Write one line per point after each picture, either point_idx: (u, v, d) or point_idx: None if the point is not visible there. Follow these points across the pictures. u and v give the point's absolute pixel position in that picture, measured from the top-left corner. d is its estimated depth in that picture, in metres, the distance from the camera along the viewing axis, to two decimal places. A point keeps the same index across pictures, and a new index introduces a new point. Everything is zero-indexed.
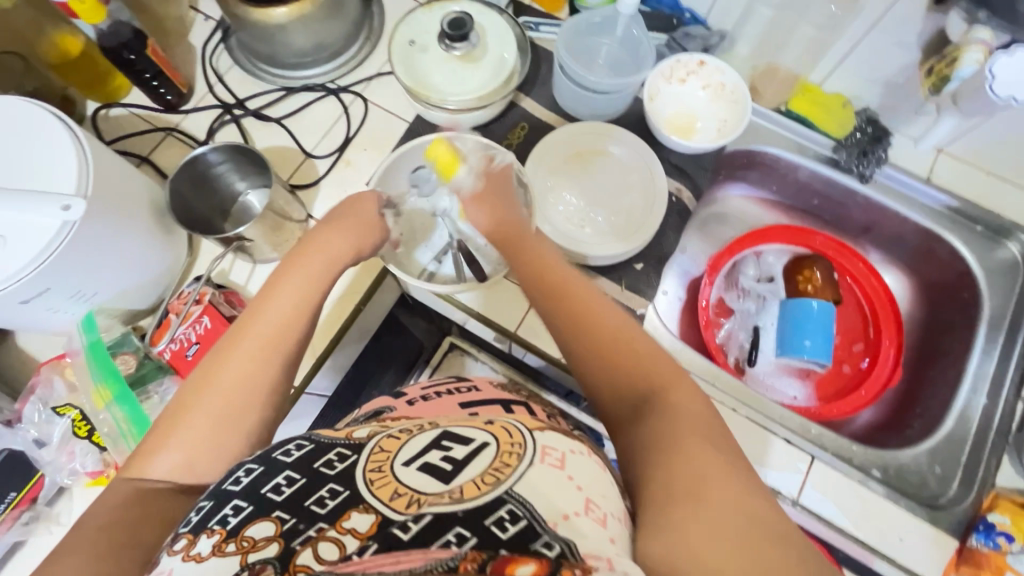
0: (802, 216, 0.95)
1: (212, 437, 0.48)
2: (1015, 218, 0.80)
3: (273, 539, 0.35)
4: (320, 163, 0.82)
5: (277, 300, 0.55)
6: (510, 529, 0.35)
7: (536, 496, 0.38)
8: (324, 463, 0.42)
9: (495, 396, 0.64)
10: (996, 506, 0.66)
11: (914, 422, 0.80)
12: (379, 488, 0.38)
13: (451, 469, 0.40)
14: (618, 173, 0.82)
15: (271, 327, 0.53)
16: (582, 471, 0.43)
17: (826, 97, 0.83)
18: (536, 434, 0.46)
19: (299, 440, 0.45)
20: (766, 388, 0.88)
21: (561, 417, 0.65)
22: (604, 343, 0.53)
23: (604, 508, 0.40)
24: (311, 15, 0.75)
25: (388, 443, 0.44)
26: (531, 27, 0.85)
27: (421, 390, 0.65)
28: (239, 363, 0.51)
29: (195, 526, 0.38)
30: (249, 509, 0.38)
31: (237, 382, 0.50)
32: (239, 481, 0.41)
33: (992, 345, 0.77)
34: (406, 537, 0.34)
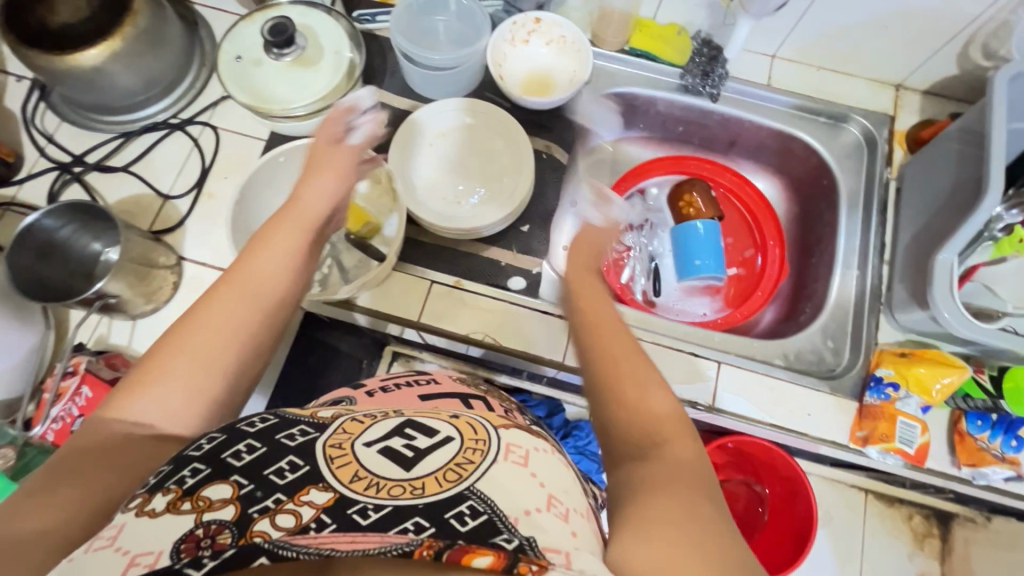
0: (673, 144, 0.99)
1: (192, 378, 0.45)
2: (849, 102, 0.87)
3: (230, 501, 0.36)
4: (181, 203, 0.79)
5: (267, 255, 0.52)
6: (469, 522, 0.35)
7: (502, 488, 0.39)
8: (287, 436, 0.41)
9: (453, 389, 0.64)
10: (882, 361, 0.72)
11: (806, 307, 0.85)
12: (340, 467, 0.39)
13: (412, 456, 0.41)
14: (480, 142, 0.82)
15: (262, 275, 0.51)
16: (543, 467, 0.45)
17: (661, 30, 0.88)
18: (500, 432, 0.47)
19: (264, 415, 0.45)
20: (677, 313, 0.92)
21: (516, 409, 0.65)
22: (628, 387, 0.46)
23: (567, 503, 0.42)
24: (125, 52, 0.72)
25: (350, 426, 0.44)
26: (366, 19, 0.84)
27: (381, 381, 0.65)
28: (226, 308, 0.48)
29: (153, 486, 0.38)
30: (207, 471, 0.38)
31: (224, 325, 0.48)
32: (202, 447, 0.40)
33: (855, 220, 0.83)
34: (365, 521, 0.35)
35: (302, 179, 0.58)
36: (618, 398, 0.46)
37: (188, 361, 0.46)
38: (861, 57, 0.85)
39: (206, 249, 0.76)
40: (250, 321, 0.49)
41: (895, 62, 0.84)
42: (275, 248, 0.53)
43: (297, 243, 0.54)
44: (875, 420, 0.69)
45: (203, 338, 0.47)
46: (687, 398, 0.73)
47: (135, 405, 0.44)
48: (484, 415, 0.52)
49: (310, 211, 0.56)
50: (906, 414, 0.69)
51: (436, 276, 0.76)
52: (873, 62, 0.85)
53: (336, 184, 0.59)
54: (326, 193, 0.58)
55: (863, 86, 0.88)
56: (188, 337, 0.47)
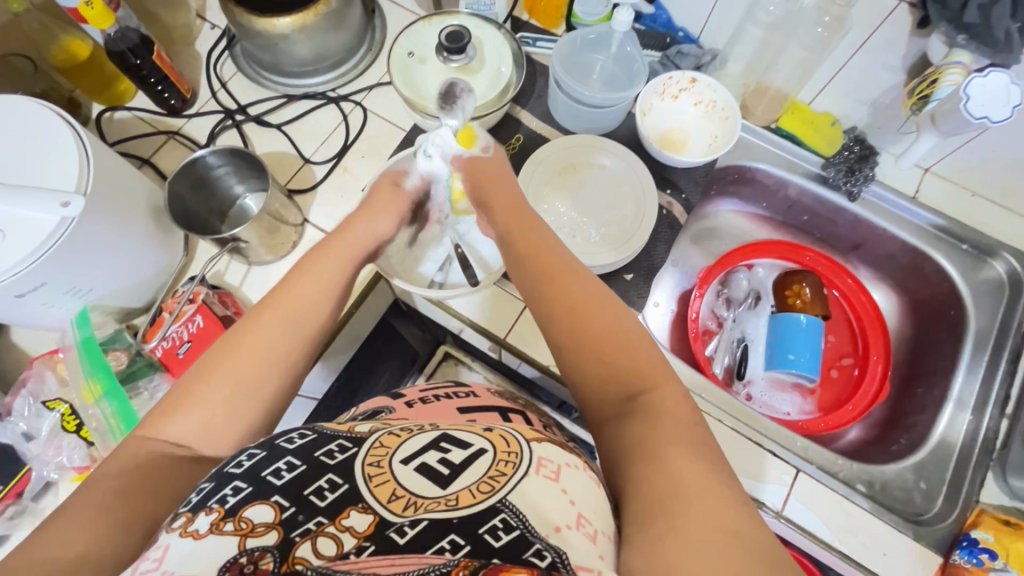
0: (793, 231, 0.96)
1: (222, 408, 0.47)
2: (1000, 238, 0.81)
3: (272, 525, 0.36)
4: (318, 169, 0.84)
5: (303, 282, 0.56)
6: (502, 538, 0.36)
7: (531, 504, 0.39)
8: (325, 453, 0.42)
9: (492, 403, 0.63)
10: (980, 523, 0.67)
11: (900, 438, 0.80)
12: (377, 487, 0.39)
13: (448, 473, 0.41)
14: (611, 186, 0.83)
15: (298, 306, 0.54)
16: (575, 484, 0.43)
17: (814, 117, 0.85)
18: (533, 443, 0.46)
19: (302, 430, 0.45)
20: (760, 404, 0.89)
21: (555, 426, 0.65)
22: (618, 365, 0.50)
23: (597, 524, 0.40)
24: (313, 26, 0.78)
25: (387, 439, 0.44)
26: (529, 43, 0.87)
27: (419, 393, 0.66)
28: (264, 340, 0.51)
29: (195, 505, 0.38)
30: (247, 491, 0.39)
31: (262, 355, 0.50)
32: (241, 464, 0.41)
33: (977, 363, 0.77)
34: (402, 541, 0.36)
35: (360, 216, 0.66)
36: (603, 372, 0.50)
37: (225, 386, 0.48)
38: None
39: (327, 216, 0.80)
40: (286, 356, 0.51)
41: None
42: (324, 267, 0.58)
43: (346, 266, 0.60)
44: None
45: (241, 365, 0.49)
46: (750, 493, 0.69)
47: (172, 424, 0.46)
48: (518, 429, 0.50)
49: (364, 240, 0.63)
50: None
51: None
52: None
53: (376, 217, 0.66)
54: (369, 227, 0.65)
55: (1019, 224, 0.82)
56: (238, 351, 0.50)
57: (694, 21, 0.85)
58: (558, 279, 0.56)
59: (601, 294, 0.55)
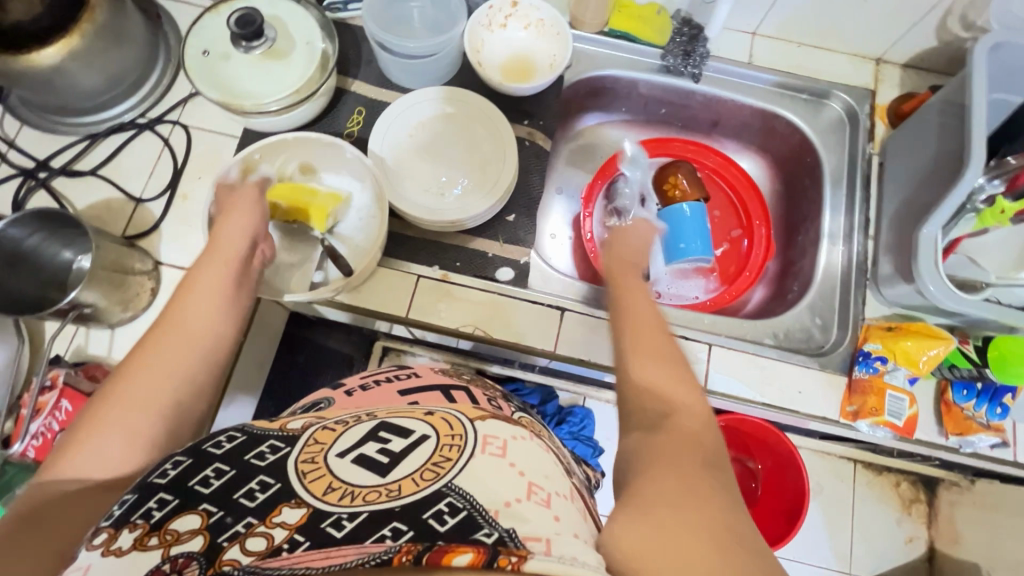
0: (657, 126, 0.98)
1: (131, 431, 0.45)
2: (830, 78, 0.87)
3: (198, 531, 0.34)
4: (154, 205, 0.76)
5: (197, 296, 0.53)
6: (448, 520, 0.34)
7: (480, 481, 0.38)
8: (256, 454, 0.39)
9: (433, 381, 0.62)
10: (869, 336, 0.74)
11: (793, 285, 0.86)
12: (312, 481, 0.37)
13: (388, 461, 0.40)
14: (466, 133, 0.81)
15: (194, 328, 0.51)
16: (521, 455, 0.44)
17: (640, 10, 0.86)
18: (477, 423, 0.46)
19: (232, 432, 0.42)
20: (672, 297, 0.91)
21: (502, 398, 0.63)
22: (658, 349, 0.50)
23: (547, 489, 0.41)
24: (85, 49, 0.69)
25: (322, 435, 0.42)
26: (337, 8, 0.82)
27: (359, 380, 0.62)
28: (161, 363, 0.48)
29: (116, 520, 0.35)
30: (173, 503, 0.36)
31: (164, 368, 0.48)
32: (165, 473, 0.38)
33: (839, 199, 0.83)
34: (340, 534, 0.33)
35: (221, 221, 0.61)
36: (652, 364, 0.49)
37: (128, 410, 0.45)
38: (842, 30, 0.84)
39: (182, 252, 0.73)
40: (187, 374, 0.48)
41: (880, 34, 0.83)
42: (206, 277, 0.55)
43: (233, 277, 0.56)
44: (864, 395, 0.70)
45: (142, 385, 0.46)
46: None
47: (71, 467, 0.43)
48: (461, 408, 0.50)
49: (238, 246, 0.58)
50: (894, 387, 0.70)
51: (421, 270, 0.74)
52: (855, 35, 0.84)
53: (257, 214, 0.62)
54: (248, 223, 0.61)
55: (842, 61, 0.87)
56: (132, 378, 0.47)
57: None
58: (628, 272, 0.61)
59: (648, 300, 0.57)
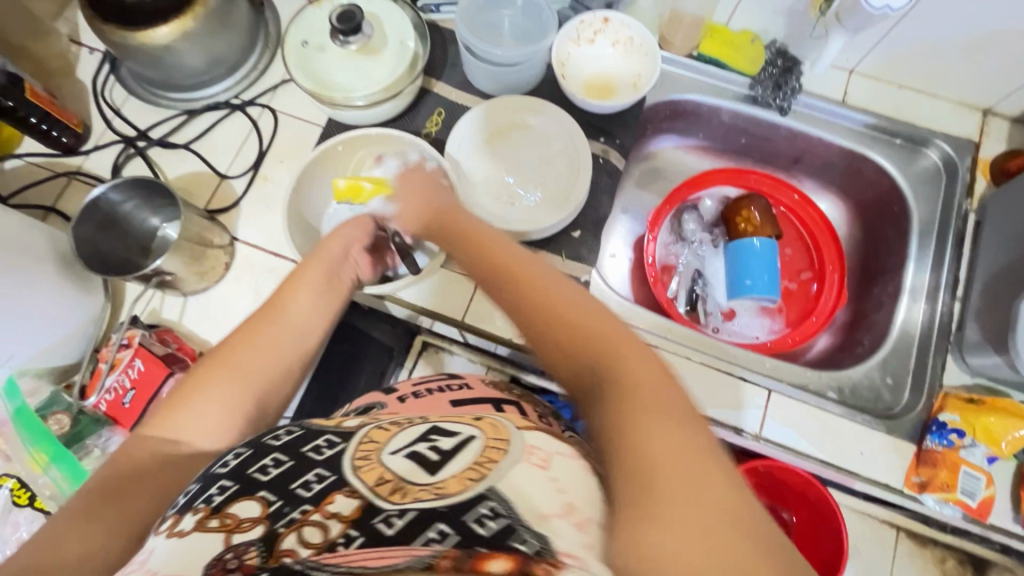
0: (734, 156, 0.95)
1: (233, 396, 0.51)
2: (930, 125, 0.82)
3: (259, 520, 0.36)
4: (237, 183, 0.79)
5: (300, 298, 0.59)
6: (490, 526, 0.32)
7: (522, 489, 0.35)
8: (313, 449, 0.42)
9: (487, 395, 0.61)
10: (946, 405, 0.69)
11: (864, 338, 0.82)
12: (364, 472, 0.38)
13: (436, 459, 0.39)
14: (543, 146, 0.81)
15: (300, 324, 0.58)
16: (568, 471, 0.39)
17: (734, 37, 0.83)
18: (523, 431, 0.44)
19: (291, 429, 0.46)
20: (731, 334, 0.89)
21: (552, 416, 0.62)
22: (567, 330, 0.48)
23: (591, 513, 0.36)
24: (195, 31, 0.72)
25: (376, 434, 0.44)
26: (431, 10, 0.83)
27: (412, 387, 0.63)
28: (262, 352, 0.54)
29: (182, 506, 0.40)
30: (234, 487, 0.40)
31: (269, 351, 0.55)
32: (227, 464, 0.43)
33: (925, 253, 0.78)
34: (389, 531, 0.33)
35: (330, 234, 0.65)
36: (563, 342, 0.48)
37: (230, 378, 0.52)
38: (949, 76, 0.79)
39: (257, 230, 0.76)
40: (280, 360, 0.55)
41: (989, 85, 0.78)
42: (306, 301, 0.59)
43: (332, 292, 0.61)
44: (934, 468, 0.66)
45: (254, 359, 0.54)
46: (728, 423, 0.70)
47: (177, 424, 0.48)
48: (511, 419, 0.49)
49: (331, 256, 0.63)
50: (970, 464, 0.66)
51: None
52: (963, 82, 0.79)
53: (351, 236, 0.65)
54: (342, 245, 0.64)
55: (945, 109, 0.82)
56: (231, 363, 0.53)
57: None
58: (521, 281, 0.53)
59: (564, 280, 0.53)
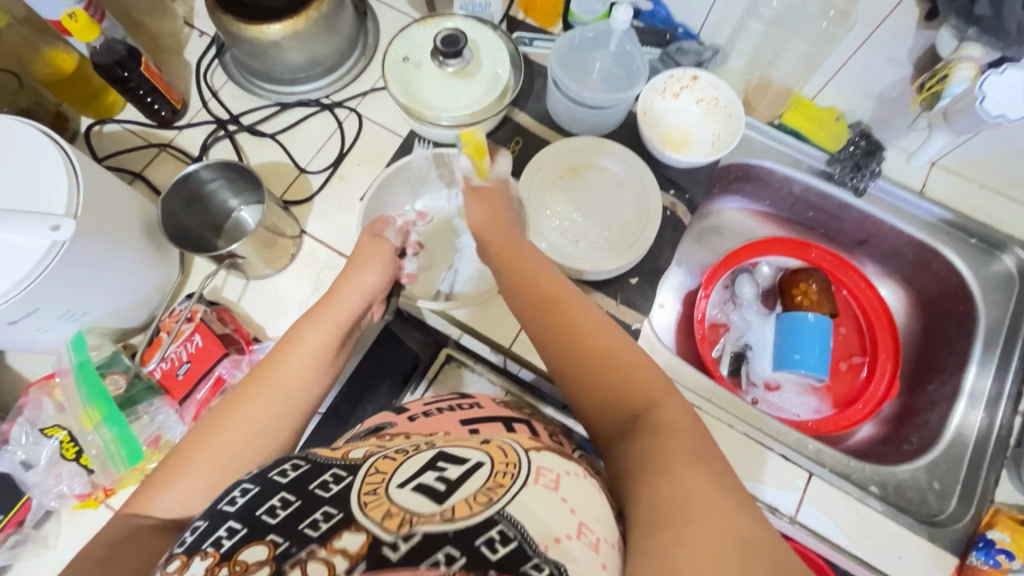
0: (797, 228, 0.95)
1: (217, 473, 0.48)
2: (1008, 231, 0.80)
3: (265, 562, 0.35)
4: (314, 178, 0.82)
5: (296, 355, 0.57)
6: (500, 551, 0.35)
7: (531, 513, 0.37)
8: (319, 484, 0.41)
9: (496, 413, 0.61)
10: (995, 523, 0.66)
11: (911, 437, 0.80)
12: (371, 508, 0.38)
13: (445, 488, 0.39)
14: (614, 190, 0.81)
15: (292, 382, 0.56)
16: (576, 492, 0.41)
17: (819, 113, 0.83)
18: (531, 453, 0.44)
19: (295, 461, 0.44)
20: (772, 407, 0.87)
21: (564, 436, 0.62)
22: (615, 368, 0.51)
23: (598, 531, 0.39)
24: (304, 32, 0.76)
25: (383, 464, 0.43)
26: (525, 43, 0.86)
27: (424, 406, 0.62)
28: (252, 416, 0.52)
29: (189, 547, 0.39)
30: (243, 531, 0.38)
31: (257, 420, 0.52)
32: (235, 502, 0.41)
33: (989, 359, 0.77)
34: (395, 557, 0.34)
35: (349, 273, 0.66)
36: (608, 382, 0.50)
37: (215, 456, 0.49)
38: None
39: (325, 227, 0.78)
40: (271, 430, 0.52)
41: None
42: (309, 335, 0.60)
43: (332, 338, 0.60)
44: None
45: (233, 435, 0.50)
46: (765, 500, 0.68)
47: (158, 503, 0.47)
48: (516, 438, 0.49)
49: (347, 309, 0.63)
50: None
51: None
52: None
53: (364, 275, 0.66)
54: (357, 293, 0.64)
55: None
56: (219, 434, 0.51)
57: (694, 17, 0.83)
58: (615, 371, 0.51)
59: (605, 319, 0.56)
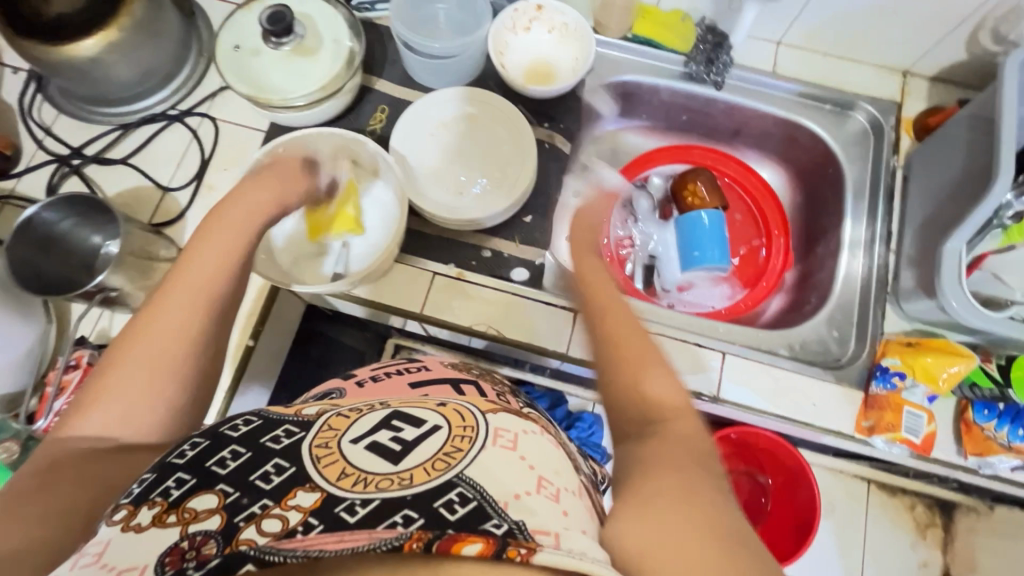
0: (676, 133, 0.97)
1: (148, 382, 0.44)
2: (855, 90, 0.86)
3: (215, 511, 0.34)
4: (180, 195, 0.78)
5: (209, 248, 0.50)
6: (459, 510, 0.32)
7: (489, 474, 0.36)
8: (272, 438, 0.39)
9: (445, 374, 0.57)
10: (888, 350, 0.72)
11: (811, 297, 0.85)
12: (324, 465, 0.36)
13: (400, 449, 0.38)
14: (489, 134, 0.82)
15: (203, 278, 0.48)
16: (534, 450, 0.41)
17: (664, 18, 0.86)
18: (489, 416, 0.43)
19: (248, 417, 0.42)
20: (690, 304, 0.92)
21: (513, 391, 0.58)
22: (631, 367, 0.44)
23: (557, 484, 0.39)
24: (121, 41, 0.71)
25: (337, 421, 0.41)
26: (366, 7, 0.83)
27: (370, 371, 0.59)
28: (167, 314, 0.46)
29: (136, 497, 0.36)
30: (192, 481, 0.36)
31: (169, 328, 0.46)
32: (184, 454, 0.38)
33: (860, 210, 0.82)
34: (352, 519, 0.32)
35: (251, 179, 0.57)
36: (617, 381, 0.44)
37: (139, 366, 0.44)
38: (871, 42, 0.83)
39: None
40: (191, 330, 0.46)
41: (904, 48, 0.82)
42: (216, 243, 0.50)
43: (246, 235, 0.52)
44: (880, 410, 0.70)
45: (154, 339, 0.45)
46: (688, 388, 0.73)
47: (85, 422, 0.43)
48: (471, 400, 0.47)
49: (266, 197, 0.56)
50: (911, 404, 0.70)
51: (437, 267, 0.75)
52: (881, 48, 0.84)
53: (282, 187, 0.58)
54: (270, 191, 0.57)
55: (869, 73, 0.86)
56: (138, 344, 0.45)
57: None
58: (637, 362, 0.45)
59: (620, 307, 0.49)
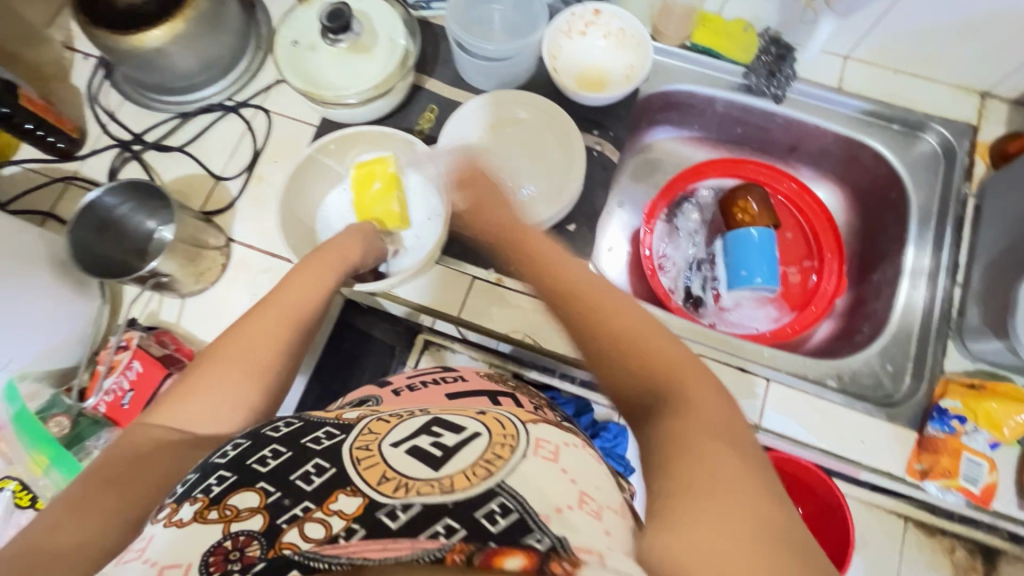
0: (728, 145, 0.94)
1: (237, 383, 0.50)
2: (926, 110, 0.81)
3: (257, 509, 0.35)
4: (232, 184, 0.79)
5: (298, 284, 0.59)
6: (500, 522, 0.32)
7: (529, 485, 0.35)
8: (312, 440, 0.40)
9: (482, 387, 0.57)
10: (947, 391, 0.68)
11: (864, 326, 0.81)
12: (366, 469, 0.36)
13: (441, 455, 0.37)
14: (535, 139, 0.81)
15: (288, 301, 0.57)
16: (575, 463, 0.40)
17: (727, 26, 0.83)
18: (528, 425, 0.42)
19: (289, 420, 0.44)
20: (732, 324, 0.89)
21: (549, 404, 0.58)
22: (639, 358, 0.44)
23: (599, 500, 0.37)
24: (186, 33, 0.72)
25: (377, 426, 0.41)
26: (422, 6, 0.83)
27: (406, 379, 0.59)
28: (260, 326, 0.54)
29: (180, 496, 0.38)
30: (233, 479, 0.37)
31: (261, 339, 0.53)
32: (226, 454, 0.40)
33: (924, 237, 0.78)
34: (394, 525, 0.32)
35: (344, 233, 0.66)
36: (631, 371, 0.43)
37: (230, 368, 0.51)
38: (947, 60, 0.78)
39: (252, 231, 0.76)
40: (275, 344, 0.53)
41: (985, 67, 0.77)
42: (304, 286, 0.59)
43: (326, 279, 0.60)
44: (936, 453, 0.66)
45: (244, 347, 0.52)
46: None
47: (172, 412, 0.48)
48: (513, 411, 0.46)
49: (347, 250, 0.64)
50: (971, 450, 0.66)
51: (476, 271, 0.74)
52: (959, 66, 0.79)
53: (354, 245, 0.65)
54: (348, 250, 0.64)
55: (942, 93, 0.81)
56: (228, 352, 0.52)
57: None
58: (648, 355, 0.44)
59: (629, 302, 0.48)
